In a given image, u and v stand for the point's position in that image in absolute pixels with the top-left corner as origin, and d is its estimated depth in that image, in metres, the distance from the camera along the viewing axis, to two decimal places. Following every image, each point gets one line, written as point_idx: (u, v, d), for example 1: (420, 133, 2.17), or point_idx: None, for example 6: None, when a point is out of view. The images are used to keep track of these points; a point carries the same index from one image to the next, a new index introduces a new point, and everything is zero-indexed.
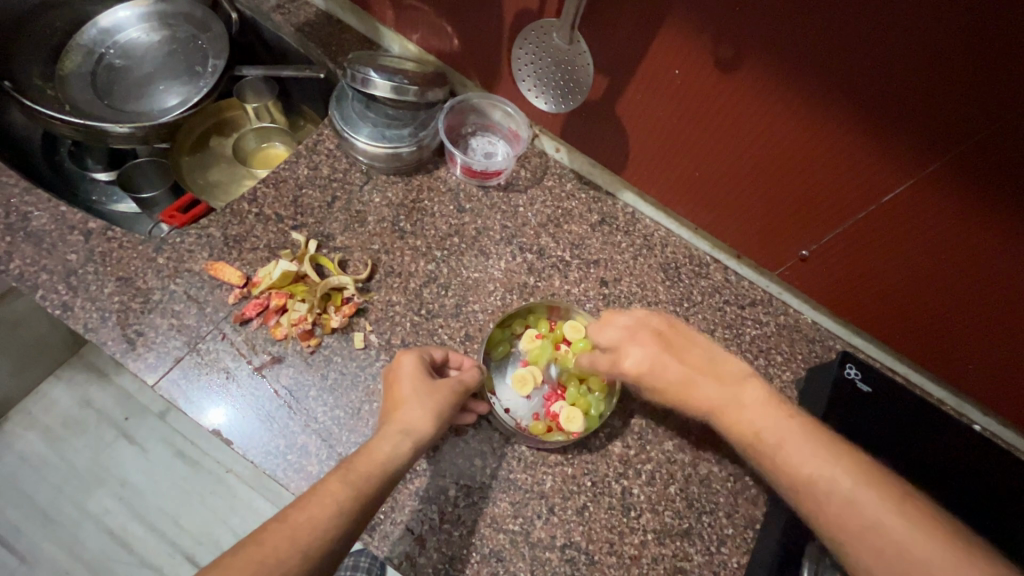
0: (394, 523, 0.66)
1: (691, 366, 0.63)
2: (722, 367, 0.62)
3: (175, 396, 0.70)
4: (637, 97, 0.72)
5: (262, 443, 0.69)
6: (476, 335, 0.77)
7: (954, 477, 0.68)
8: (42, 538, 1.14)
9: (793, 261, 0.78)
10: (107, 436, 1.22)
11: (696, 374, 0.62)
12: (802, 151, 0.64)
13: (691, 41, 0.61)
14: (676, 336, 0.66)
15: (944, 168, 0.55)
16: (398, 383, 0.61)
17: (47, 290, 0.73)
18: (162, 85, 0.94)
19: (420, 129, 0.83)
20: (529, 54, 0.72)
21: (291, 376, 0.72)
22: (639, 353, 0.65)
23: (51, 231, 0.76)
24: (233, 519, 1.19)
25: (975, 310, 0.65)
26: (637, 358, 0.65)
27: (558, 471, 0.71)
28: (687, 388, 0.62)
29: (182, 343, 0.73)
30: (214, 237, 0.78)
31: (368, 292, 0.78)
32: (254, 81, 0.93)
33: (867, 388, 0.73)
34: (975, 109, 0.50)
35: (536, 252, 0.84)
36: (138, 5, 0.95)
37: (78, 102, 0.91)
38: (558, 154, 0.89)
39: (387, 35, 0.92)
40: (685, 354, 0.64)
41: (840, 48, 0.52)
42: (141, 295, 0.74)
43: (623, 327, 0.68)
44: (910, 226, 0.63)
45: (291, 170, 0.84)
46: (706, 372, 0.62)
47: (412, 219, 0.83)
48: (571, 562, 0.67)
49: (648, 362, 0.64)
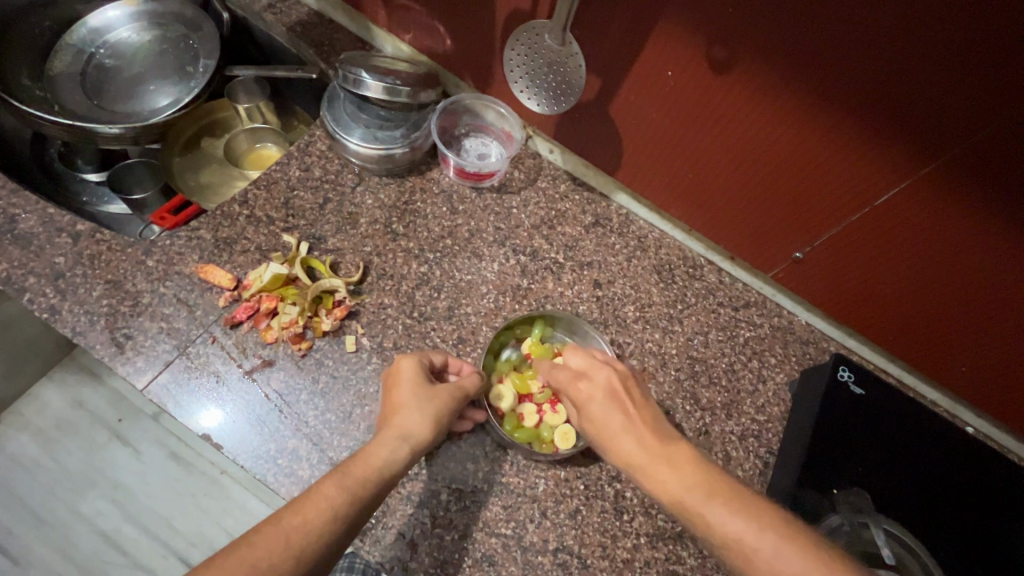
0: (387, 528, 0.66)
1: (634, 413, 0.58)
2: (659, 423, 0.57)
3: (165, 400, 0.70)
4: (631, 98, 0.71)
5: (252, 447, 0.68)
6: (468, 338, 0.77)
7: (947, 475, 0.69)
8: (33, 540, 1.14)
9: (787, 262, 0.78)
10: (99, 437, 1.22)
11: (633, 419, 0.57)
12: (796, 152, 0.63)
13: (685, 41, 0.61)
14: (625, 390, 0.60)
15: (938, 169, 0.55)
16: (397, 388, 0.61)
17: (35, 293, 0.72)
18: (153, 84, 0.93)
19: (412, 130, 0.82)
20: (521, 55, 0.73)
21: (282, 380, 0.72)
22: (586, 390, 0.60)
23: (39, 233, 0.75)
24: (227, 520, 1.18)
25: (971, 313, 0.65)
26: (584, 396, 0.60)
27: (550, 475, 0.70)
28: (620, 438, 0.56)
29: (171, 346, 0.72)
30: (204, 239, 0.77)
31: (359, 295, 0.77)
32: (247, 82, 0.92)
33: (860, 390, 0.73)
34: (969, 110, 0.49)
35: (529, 254, 0.83)
36: (128, 4, 0.94)
37: (68, 103, 0.90)
38: (552, 155, 0.88)
39: (380, 35, 0.92)
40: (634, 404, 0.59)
41: (834, 49, 0.52)
42: (130, 298, 0.73)
43: (585, 356, 0.63)
44: (904, 228, 0.62)
45: (283, 171, 0.83)
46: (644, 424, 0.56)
47: (404, 220, 0.83)
48: (564, 565, 0.67)
49: (592, 401, 0.59)
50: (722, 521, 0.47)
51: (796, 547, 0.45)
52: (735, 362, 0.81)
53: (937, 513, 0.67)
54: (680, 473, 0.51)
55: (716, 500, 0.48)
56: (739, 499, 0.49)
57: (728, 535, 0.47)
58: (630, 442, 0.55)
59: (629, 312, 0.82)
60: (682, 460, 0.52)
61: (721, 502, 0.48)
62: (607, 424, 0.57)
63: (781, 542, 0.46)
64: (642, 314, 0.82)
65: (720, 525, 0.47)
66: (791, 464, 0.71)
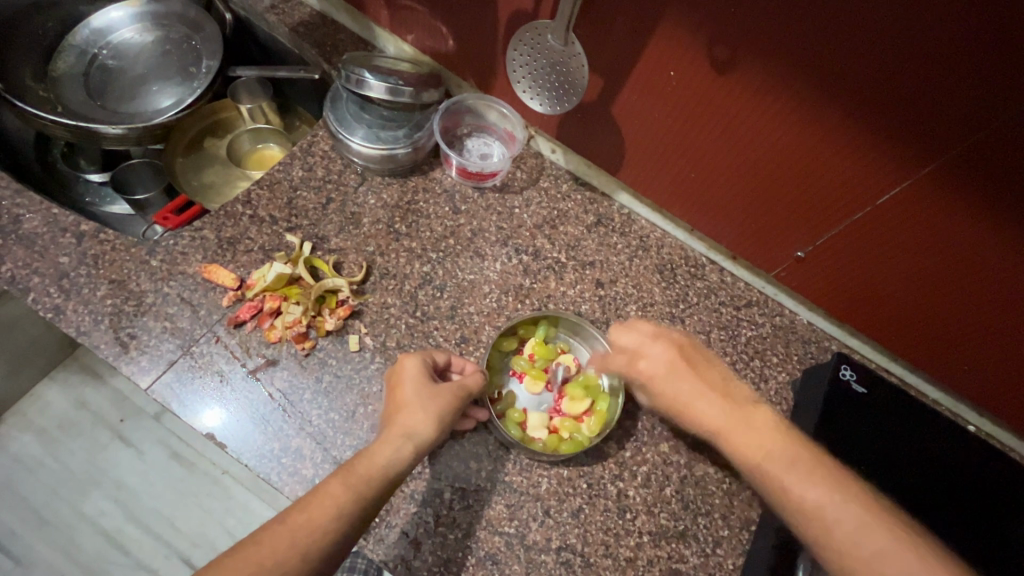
0: (390, 526, 0.66)
1: (707, 381, 0.61)
2: (735, 388, 0.61)
3: (169, 399, 0.70)
4: (633, 98, 0.71)
5: (256, 446, 0.69)
6: (471, 338, 0.77)
7: (949, 473, 0.69)
8: (36, 541, 1.14)
9: (788, 262, 0.78)
10: (101, 438, 1.22)
11: (709, 388, 0.60)
12: (797, 151, 0.63)
13: (686, 41, 0.61)
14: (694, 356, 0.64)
15: (939, 169, 0.55)
16: (401, 386, 0.61)
17: (39, 293, 0.73)
18: (156, 85, 0.93)
19: (415, 130, 0.83)
20: (524, 56, 0.72)
21: (286, 379, 0.72)
22: (649, 368, 0.63)
23: (43, 233, 0.76)
24: (229, 520, 1.18)
25: (972, 312, 0.65)
26: (647, 373, 0.63)
27: (553, 474, 0.71)
28: (699, 406, 0.59)
29: (175, 346, 0.72)
30: (207, 239, 0.78)
31: (362, 294, 0.78)
32: (249, 82, 0.93)
33: (862, 389, 0.73)
34: (971, 109, 0.50)
35: (531, 254, 0.84)
36: (131, 5, 0.94)
37: (70, 103, 0.90)
38: (554, 155, 0.89)
39: (382, 36, 0.92)
40: (700, 371, 0.62)
41: (836, 49, 0.52)
42: (134, 298, 0.74)
43: (645, 332, 0.66)
44: (906, 227, 0.63)
45: (286, 171, 0.83)
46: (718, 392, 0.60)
47: (407, 220, 0.83)
48: (567, 564, 0.67)
49: (657, 377, 0.63)
50: (800, 487, 0.50)
51: (876, 521, 0.47)
52: (737, 362, 0.81)
53: (939, 512, 0.67)
54: (766, 437, 0.54)
55: (798, 468, 0.51)
56: (823, 470, 0.51)
57: (808, 503, 0.49)
58: (710, 409, 0.58)
59: (631, 312, 0.82)
60: (765, 427, 0.55)
61: (805, 474, 0.51)
62: (682, 394, 0.60)
63: (865, 513, 0.48)
64: (645, 313, 0.82)
65: (801, 496, 0.50)
66: None
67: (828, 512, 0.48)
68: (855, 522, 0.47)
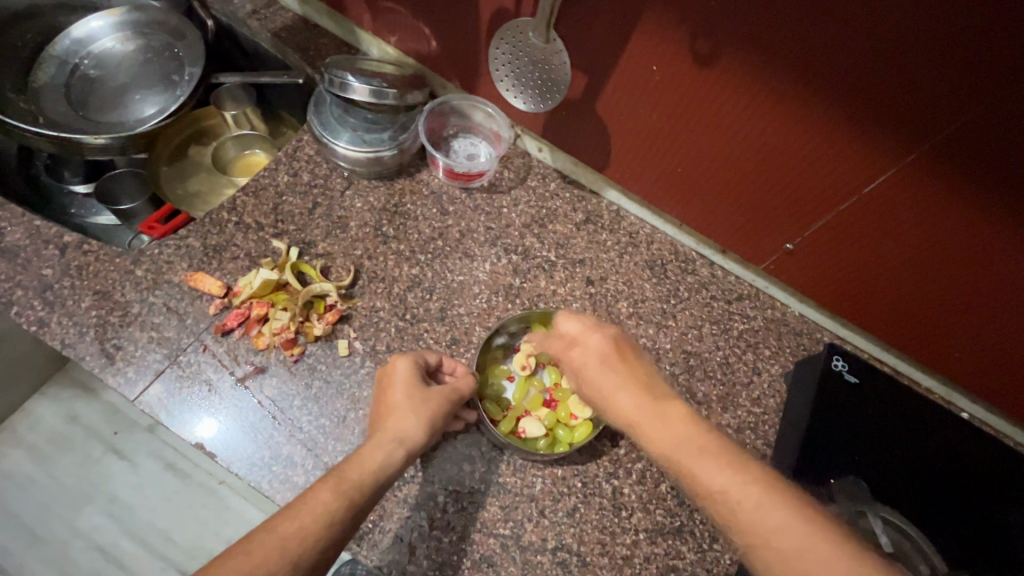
0: (384, 532, 0.66)
1: (626, 375, 0.57)
2: (657, 383, 0.57)
3: (157, 410, 0.69)
4: (617, 95, 0.71)
5: (246, 455, 0.68)
6: (462, 339, 0.77)
7: (941, 461, 0.69)
8: (30, 558, 1.12)
9: (778, 254, 0.78)
10: (94, 451, 1.21)
11: (631, 381, 0.57)
12: (783, 143, 0.63)
13: (668, 36, 0.61)
14: (620, 352, 0.60)
15: (927, 155, 0.55)
16: (391, 389, 0.61)
17: (23, 306, 0.72)
18: (139, 95, 0.92)
19: (400, 132, 0.82)
20: (505, 54, 0.73)
21: (275, 387, 0.71)
22: (580, 357, 0.61)
23: (26, 246, 0.75)
24: (227, 530, 1.17)
25: (963, 299, 0.65)
26: (579, 364, 0.61)
27: (547, 473, 0.70)
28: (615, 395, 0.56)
29: (162, 356, 0.71)
30: (192, 247, 0.77)
31: (350, 298, 0.77)
32: (232, 88, 0.92)
33: (854, 378, 0.73)
34: (957, 94, 0.49)
35: (520, 253, 0.83)
36: (111, 14, 0.93)
37: (52, 114, 0.90)
38: (541, 153, 0.88)
39: (366, 39, 0.91)
40: (628, 367, 0.58)
41: (820, 38, 0.52)
42: (119, 309, 0.73)
43: (582, 323, 0.64)
44: (893, 217, 0.63)
45: (271, 177, 0.83)
46: (640, 385, 0.56)
47: (395, 223, 0.83)
48: (563, 564, 0.66)
49: (587, 368, 0.60)
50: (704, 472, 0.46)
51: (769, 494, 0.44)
52: (729, 355, 0.81)
53: (937, 501, 0.67)
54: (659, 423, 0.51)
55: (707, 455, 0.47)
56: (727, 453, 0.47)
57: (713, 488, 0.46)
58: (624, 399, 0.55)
59: (622, 308, 0.82)
60: (674, 414, 0.51)
61: (713, 458, 0.47)
62: (605, 386, 0.57)
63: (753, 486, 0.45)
64: (636, 310, 0.82)
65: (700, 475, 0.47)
66: (787, 456, 0.71)
67: (743, 500, 0.44)
68: (767, 508, 0.43)
